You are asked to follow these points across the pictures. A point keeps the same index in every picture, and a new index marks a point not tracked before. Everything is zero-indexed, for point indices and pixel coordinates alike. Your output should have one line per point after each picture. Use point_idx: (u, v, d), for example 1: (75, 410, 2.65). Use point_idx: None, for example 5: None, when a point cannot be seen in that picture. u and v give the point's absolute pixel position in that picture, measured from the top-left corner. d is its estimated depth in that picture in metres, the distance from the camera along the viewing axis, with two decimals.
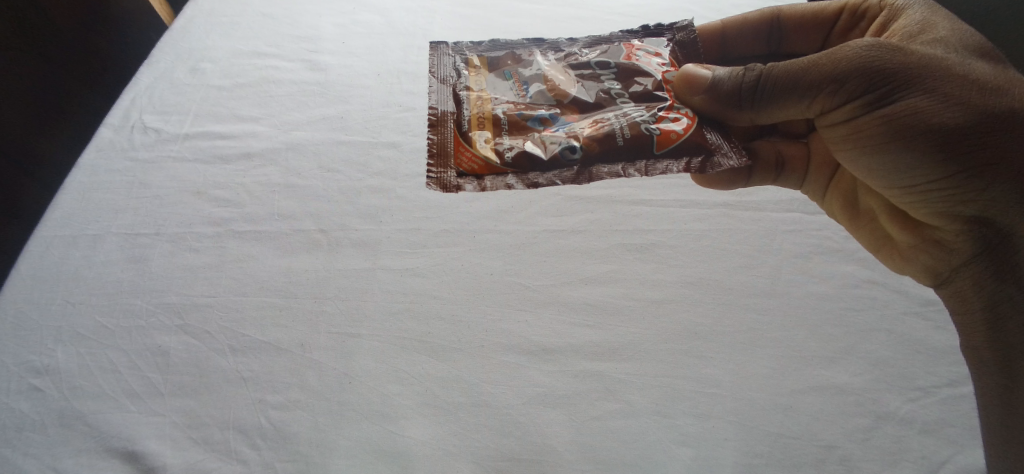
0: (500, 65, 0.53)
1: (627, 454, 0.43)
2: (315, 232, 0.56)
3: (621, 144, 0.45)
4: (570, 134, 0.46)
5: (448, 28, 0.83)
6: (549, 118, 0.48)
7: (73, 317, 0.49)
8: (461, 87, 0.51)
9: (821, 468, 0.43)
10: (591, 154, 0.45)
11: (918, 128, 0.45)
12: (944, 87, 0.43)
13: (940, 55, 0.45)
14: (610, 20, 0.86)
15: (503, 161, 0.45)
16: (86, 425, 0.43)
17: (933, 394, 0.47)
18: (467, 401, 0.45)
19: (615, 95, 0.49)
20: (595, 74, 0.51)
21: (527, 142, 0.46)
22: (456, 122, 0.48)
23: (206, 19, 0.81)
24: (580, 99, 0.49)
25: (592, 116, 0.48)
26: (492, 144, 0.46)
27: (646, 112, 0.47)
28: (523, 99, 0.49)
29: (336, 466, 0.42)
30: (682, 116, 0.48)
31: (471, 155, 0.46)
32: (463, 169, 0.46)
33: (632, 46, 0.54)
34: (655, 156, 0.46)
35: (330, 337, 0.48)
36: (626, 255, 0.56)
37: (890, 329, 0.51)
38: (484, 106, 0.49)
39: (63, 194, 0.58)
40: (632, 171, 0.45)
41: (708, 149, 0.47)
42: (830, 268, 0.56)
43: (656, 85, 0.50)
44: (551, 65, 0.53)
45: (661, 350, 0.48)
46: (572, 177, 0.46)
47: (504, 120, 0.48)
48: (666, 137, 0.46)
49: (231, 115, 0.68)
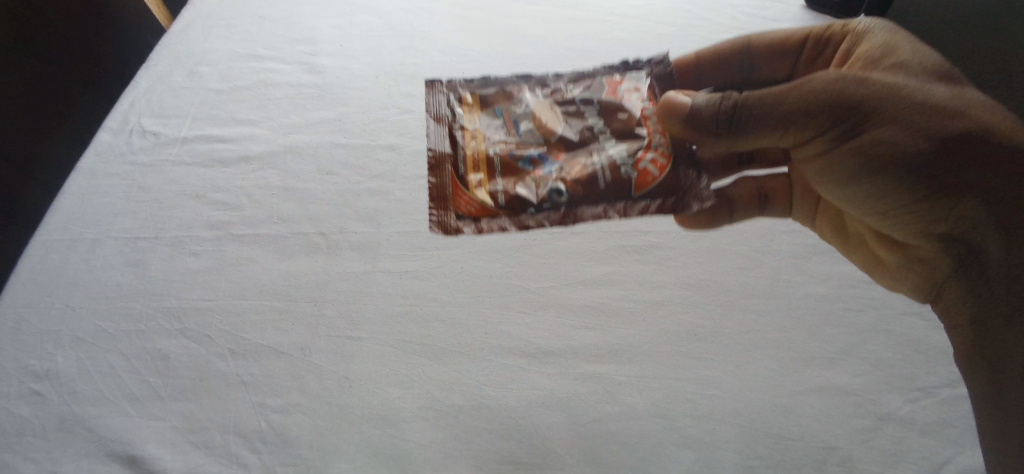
0: (492, 103, 0.58)
1: (627, 456, 0.43)
2: (315, 236, 0.56)
3: (600, 185, 0.50)
4: (556, 175, 0.51)
5: (446, 30, 0.83)
6: (538, 157, 0.52)
7: (73, 322, 0.49)
8: (458, 127, 0.56)
9: (821, 469, 0.43)
10: (576, 196, 0.50)
11: (892, 155, 0.43)
12: (910, 115, 0.43)
13: (903, 84, 0.45)
14: (609, 21, 0.86)
15: (497, 204, 0.51)
16: (87, 430, 0.43)
17: (934, 395, 0.47)
18: (468, 404, 0.45)
19: (597, 133, 0.53)
20: (580, 110, 0.55)
21: (518, 185, 0.51)
22: (451, 164, 0.54)
23: (204, 21, 0.81)
24: (567, 138, 0.53)
25: (577, 155, 0.52)
26: (488, 187, 0.52)
27: (626, 151, 0.51)
28: (515, 139, 0.54)
29: (337, 469, 0.42)
30: (659, 154, 0.51)
31: (469, 198, 0.52)
32: (462, 212, 0.53)
33: (615, 82, 0.57)
34: (636, 199, 0.50)
35: (330, 340, 0.48)
36: (626, 257, 0.56)
37: (889, 329, 0.51)
38: (479, 147, 0.54)
39: (64, 199, 0.58)
40: (618, 213, 0.50)
41: (681, 191, 0.50)
42: (828, 268, 0.56)
43: (635, 120, 0.53)
44: (540, 102, 0.57)
45: (662, 352, 0.48)
46: (560, 218, 0.51)
47: (497, 161, 0.52)
48: (646, 181, 0.50)
49: (229, 118, 0.68)
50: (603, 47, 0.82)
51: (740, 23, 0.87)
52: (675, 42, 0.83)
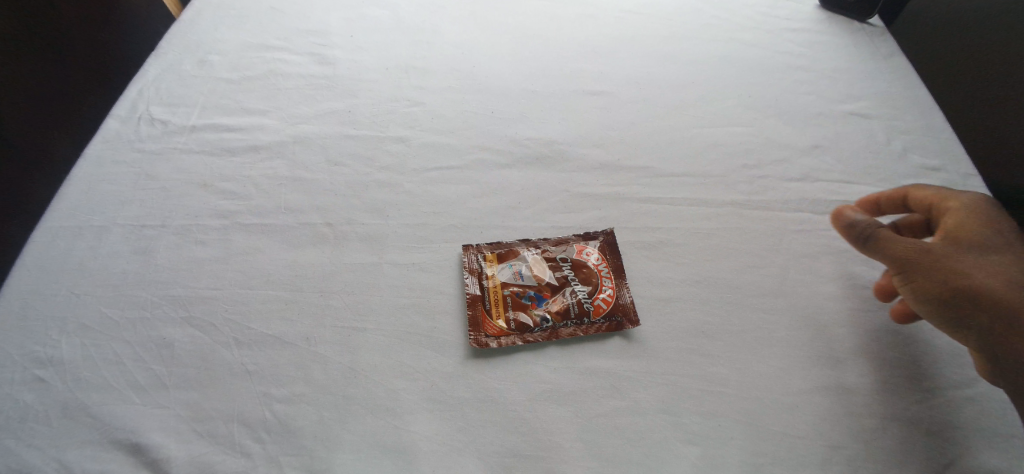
0: (495, 250, 0.56)
1: (634, 452, 0.42)
2: (322, 227, 0.56)
3: (574, 322, 0.50)
4: (540, 316, 0.51)
5: (457, 25, 0.83)
6: (529, 298, 0.52)
7: (79, 309, 0.49)
8: (466, 266, 0.54)
9: (828, 469, 0.42)
10: (558, 327, 0.50)
11: (947, 314, 0.42)
12: (966, 297, 0.40)
13: (978, 261, 0.41)
14: (620, 19, 0.86)
15: (507, 327, 0.50)
16: (91, 417, 0.43)
17: (946, 395, 0.46)
18: (473, 397, 0.44)
19: (569, 277, 0.54)
20: (556, 263, 0.55)
21: (516, 313, 0.51)
22: (470, 305, 0.51)
23: (215, 12, 0.82)
24: (547, 281, 0.53)
25: (553, 290, 0.53)
26: (496, 315, 0.50)
27: (588, 295, 0.52)
28: (509, 285, 0.53)
29: (340, 460, 0.41)
30: (608, 294, 0.52)
31: (489, 320, 0.50)
32: (489, 332, 0.49)
33: (583, 245, 0.57)
34: (594, 320, 0.50)
35: (336, 331, 0.48)
36: (633, 252, 0.56)
37: (899, 330, 0.50)
38: (482, 288, 0.53)
39: (71, 186, 0.58)
40: (579, 330, 0.49)
41: (625, 312, 0.51)
42: (838, 267, 0.55)
43: (592, 275, 0.54)
44: (528, 252, 0.56)
45: (669, 349, 0.48)
46: (553, 333, 0.49)
47: (497, 305, 0.51)
48: (599, 311, 0.51)
49: (238, 108, 0.68)
50: (615, 44, 0.82)
51: (751, 23, 0.87)
52: (686, 41, 0.83)
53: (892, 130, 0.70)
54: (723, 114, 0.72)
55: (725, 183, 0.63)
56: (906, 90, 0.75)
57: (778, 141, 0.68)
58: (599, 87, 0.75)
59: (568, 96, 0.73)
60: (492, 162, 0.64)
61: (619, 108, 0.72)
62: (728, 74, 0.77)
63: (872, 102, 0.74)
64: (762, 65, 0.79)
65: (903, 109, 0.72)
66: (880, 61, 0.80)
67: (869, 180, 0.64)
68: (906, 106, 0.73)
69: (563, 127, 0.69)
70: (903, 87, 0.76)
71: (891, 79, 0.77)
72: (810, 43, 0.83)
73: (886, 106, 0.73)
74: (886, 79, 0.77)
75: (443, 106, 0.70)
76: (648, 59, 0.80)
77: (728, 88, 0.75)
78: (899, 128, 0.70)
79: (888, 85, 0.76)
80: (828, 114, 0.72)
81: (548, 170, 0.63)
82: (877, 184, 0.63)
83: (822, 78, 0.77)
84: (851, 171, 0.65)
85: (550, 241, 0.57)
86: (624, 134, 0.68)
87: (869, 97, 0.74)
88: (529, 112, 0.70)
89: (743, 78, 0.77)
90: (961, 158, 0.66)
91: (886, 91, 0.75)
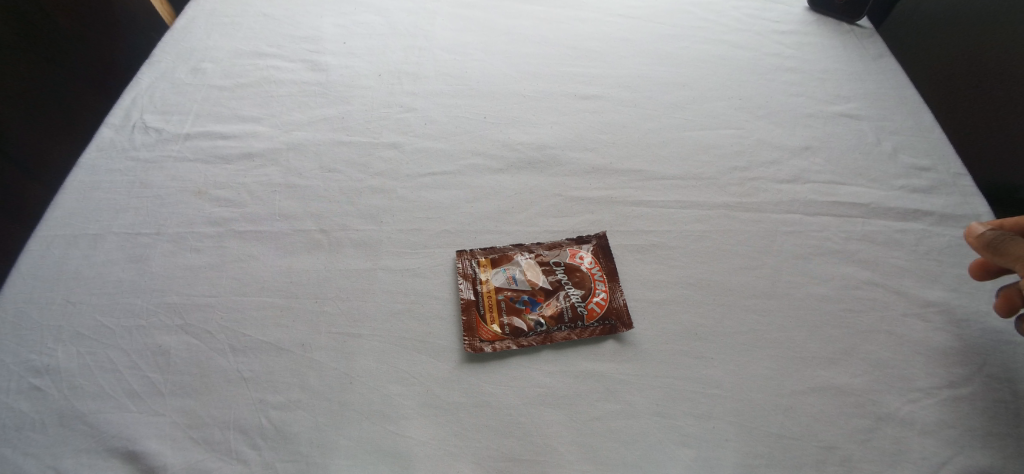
0: (490, 254, 0.56)
1: (627, 454, 0.42)
2: (315, 233, 0.57)
3: (568, 326, 0.51)
4: (535, 320, 0.51)
5: (447, 30, 0.83)
6: (523, 303, 0.52)
7: (74, 317, 0.49)
8: (462, 271, 0.54)
9: (820, 469, 0.42)
10: (552, 331, 0.50)
11: None
12: None
13: None
14: (611, 22, 0.87)
15: (503, 331, 0.50)
16: (86, 425, 0.43)
17: (936, 395, 0.46)
18: (467, 402, 0.45)
19: (563, 282, 0.54)
20: (550, 266, 0.55)
21: (512, 317, 0.51)
22: (464, 310, 0.51)
23: (207, 20, 0.82)
24: (542, 286, 0.54)
25: (547, 295, 0.53)
26: (492, 319, 0.51)
27: (581, 299, 0.53)
28: (505, 289, 0.53)
29: (336, 466, 0.41)
30: (603, 299, 0.53)
31: (485, 325, 0.50)
32: (484, 335, 0.49)
33: (576, 248, 0.57)
34: (588, 324, 0.51)
35: (330, 337, 0.48)
36: (625, 255, 0.56)
37: (889, 330, 0.51)
38: (475, 292, 0.53)
39: (64, 194, 0.58)
40: (573, 334, 0.50)
41: (619, 316, 0.51)
42: (829, 268, 0.56)
43: (586, 278, 0.54)
44: (521, 257, 0.56)
45: (663, 351, 0.49)
46: (547, 337, 0.50)
47: (493, 310, 0.52)
48: (593, 314, 0.51)
49: (232, 115, 0.68)
50: (605, 47, 0.82)
51: (739, 25, 0.87)
52: (676, 43, 0.84)
53: (881, 130, 0.70)
54: (713, 116, 0.72)
55: (717, 186, 0.63)
56: (896, 91, 0.76)
57: (770, 143, 0.69)
58: (591, 90, 0.75)
59: (560, 100, 0.73)
60: (484, 166, 0.64)
61: (610, 111, 0.72)
62: (719, 77, 0.78)
63: (862, 103, 0.74)
64: (752, 68, 0.80)
65: (893, 110, 0.73)
66: (870, 62, 0.80)
67: (860, 180, 0.64)
68: (894, 106, 0.74)
69: (555, 131, 0.69)
70: (892, 88, 0.76)
71: (880, 80, 0.78)
72: (800, 44, 0.84)
73: (876, 107, 0.74)
74: (876, 80, 0.78)
75: (436, 111, 0.71)
76: (637, 62, 0.80)
77: (719, 92, 0.76)
78: (889, 129, 0.71)
79: (877, 86, 0.77)
80: (817, 116, 0.73)
81: (540, 173, 0.64)
82: (868, 185, 0.64)
83: (812, 80, 0.78)
84: (841, 172, 0.65)
85: (543, 245, 0.57)
86: (616, 137, 0.69)
87: (858, 98, 0.75)
88: (521, 116, 0.71)
89: (733, 81, 0.78)
90: (951, 158, 0.66)
91: (876, 93, 0.76)
